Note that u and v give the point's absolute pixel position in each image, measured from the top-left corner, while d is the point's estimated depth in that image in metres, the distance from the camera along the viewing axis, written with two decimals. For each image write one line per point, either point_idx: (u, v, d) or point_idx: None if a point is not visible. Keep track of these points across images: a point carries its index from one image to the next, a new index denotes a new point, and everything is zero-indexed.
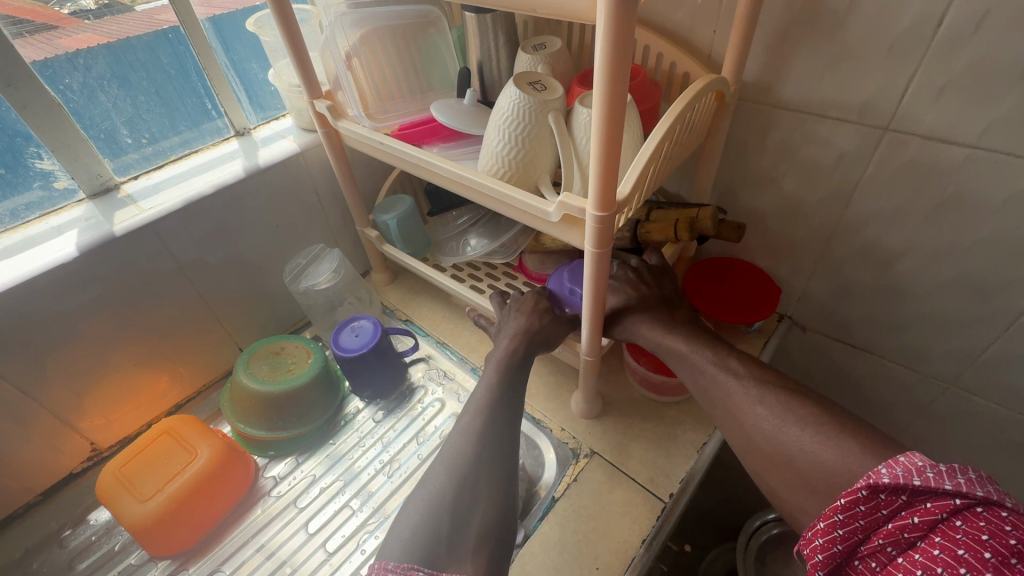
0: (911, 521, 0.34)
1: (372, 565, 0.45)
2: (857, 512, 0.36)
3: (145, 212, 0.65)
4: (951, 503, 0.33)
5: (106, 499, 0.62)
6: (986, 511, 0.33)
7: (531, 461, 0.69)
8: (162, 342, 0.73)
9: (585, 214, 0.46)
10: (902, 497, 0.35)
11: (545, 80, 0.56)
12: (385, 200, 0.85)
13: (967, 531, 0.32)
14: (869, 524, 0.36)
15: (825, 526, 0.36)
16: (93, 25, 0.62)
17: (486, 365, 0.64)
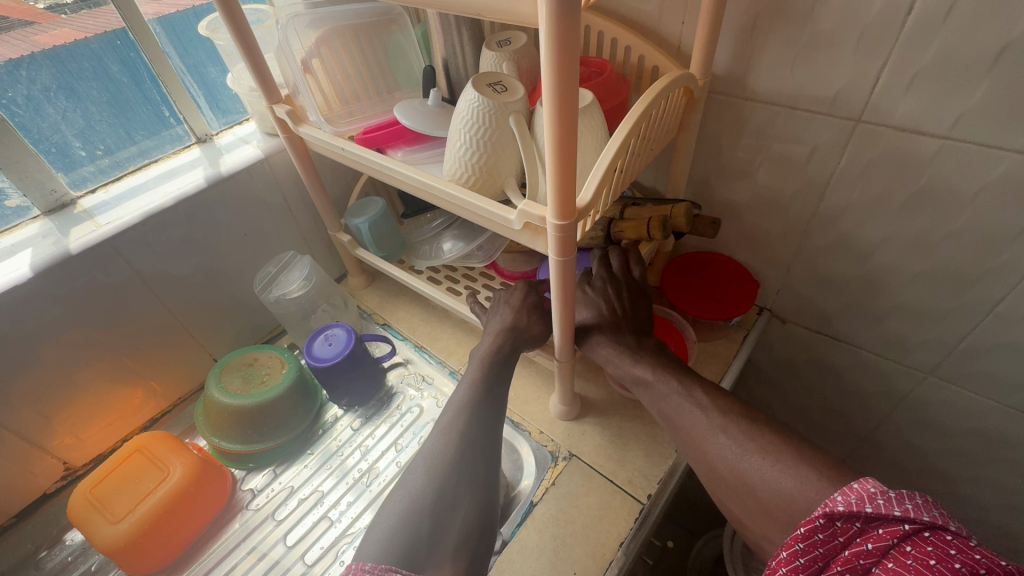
0: (865, 547, 0.35)
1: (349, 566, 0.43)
2: (816, 541, 0.36)
3: (102, 228, 0.63)
4: (901, 529, 0.34)
5: (78, 522, 0.61)
6: (933, 535, 0.33)
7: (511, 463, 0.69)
8: (131, 359, 0.71)
9: (546, 222, 0.45)
10: (856, 524, 0.36)
11: (505, 80, 0.55)
12: (356, 203, 0.83)
13: (916, 556, 0.33)
14: (827, 553, 0.36)
15: (787, 556, 0.36)
16: (69, 20, 0.62)
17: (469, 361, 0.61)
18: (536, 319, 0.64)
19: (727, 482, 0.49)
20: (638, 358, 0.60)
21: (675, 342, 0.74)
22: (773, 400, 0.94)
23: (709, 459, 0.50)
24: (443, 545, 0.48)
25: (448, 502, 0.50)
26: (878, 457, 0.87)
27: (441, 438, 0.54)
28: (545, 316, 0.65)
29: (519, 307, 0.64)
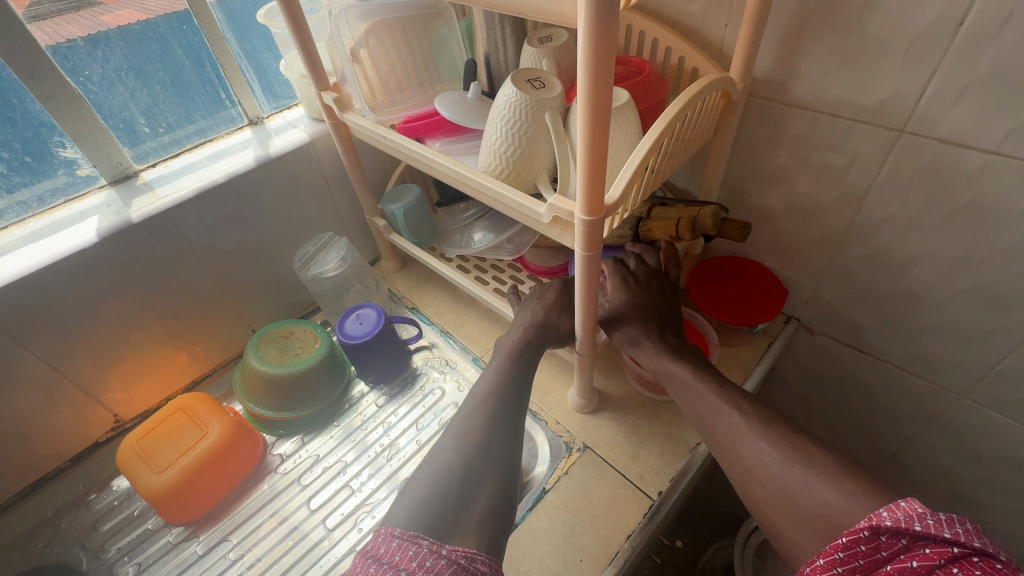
0: (910, 564, 0.35)
1: (379, 532, 0.46)
2: (857, 552, 0.36)
3: (161, 200, 0.68)
4: (950, 551, 0.34)
5: (125, 469, 0.66)
6: (982, 560, 0.33)
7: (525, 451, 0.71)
8: (178, 323, 0.76)
9: (574, 217, 0.46)
10: (902, 541, 0.36)
11: (544, 77, 0.56)
12: (393, 189, 0.86)
13: None
14: (868, 565, 0.36)
15: (825, 563, 0.36)
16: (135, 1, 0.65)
17: (497, 351, 0.64)
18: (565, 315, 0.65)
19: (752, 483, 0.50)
20: (663, 357, 0.60)
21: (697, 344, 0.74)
22: (795, 410, 0.93)
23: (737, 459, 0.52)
24: (469, 515, 0.50)
25: (477, 470, 0.53)
26: (902, 476, 0.85)
27: (468, 418, 0.57)
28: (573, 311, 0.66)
29: (547, 304, 0.65)
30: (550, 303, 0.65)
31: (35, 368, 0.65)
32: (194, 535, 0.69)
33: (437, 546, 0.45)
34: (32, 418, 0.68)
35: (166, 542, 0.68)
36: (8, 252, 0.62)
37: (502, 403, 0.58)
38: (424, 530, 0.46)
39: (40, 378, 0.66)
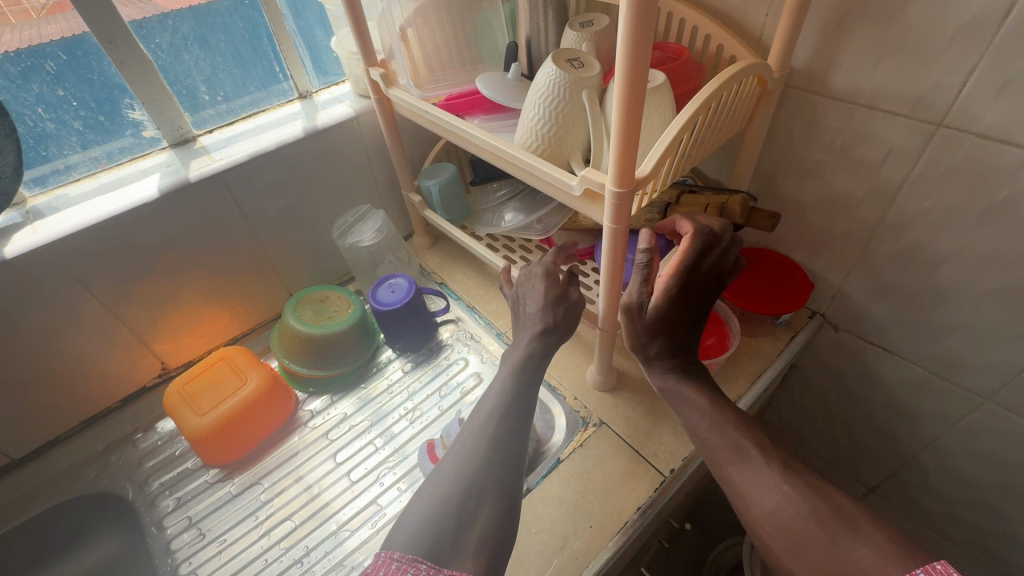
0: None
1: (378, 556, 0.46)
2: None
3: (217, 162, 0.73)
4: None
5: (171, 411, 0.72)
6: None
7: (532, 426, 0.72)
8: (224, 281, 0.81)
9: (605, 189, 0.48)
10: None
11: (583, 57, 0.58)
12: (430, 167, 0.89)
13: None
14: None
15: None
16: None
17: (500, 368, 0.62)
18: (562, 308, 0.64)
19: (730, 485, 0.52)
20: None
21: (716, 332, 0.74)
22: (815, 407, 0.92)
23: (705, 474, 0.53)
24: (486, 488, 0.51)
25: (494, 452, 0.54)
26: (920, 481, 0.84)
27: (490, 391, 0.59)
28: (572, 303, 0.65)
29: (542, 304, 0.64)
30: (539, 296, 0.65)
31: (97, 312, 0.71)
32: (228, 477, 0.73)
33: (435, 570, 0.45)
34: (89, 358, 0.73)
35: (204, 481, 0.73)
36: (79, 203, 0.67)
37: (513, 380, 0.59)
38: (423, 555, 0.45)
39: (101, 322, 0.72)
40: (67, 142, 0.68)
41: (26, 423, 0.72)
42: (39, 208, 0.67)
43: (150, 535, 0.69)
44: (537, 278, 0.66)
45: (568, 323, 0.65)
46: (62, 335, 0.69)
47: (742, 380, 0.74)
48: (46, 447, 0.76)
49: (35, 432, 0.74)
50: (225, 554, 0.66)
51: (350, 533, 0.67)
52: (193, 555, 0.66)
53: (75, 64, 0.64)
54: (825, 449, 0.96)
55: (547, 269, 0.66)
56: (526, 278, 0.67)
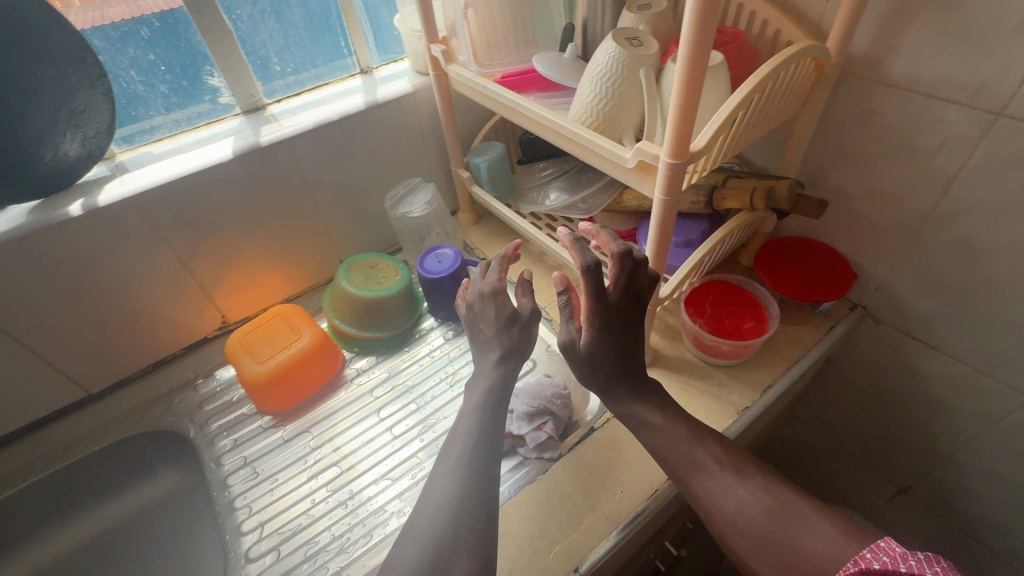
0: None
1: None
2: None
3: (285, 128, 0.77)
4: None
5: (232, 358, 0.77)
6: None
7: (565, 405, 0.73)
8: (283, 242, 0.86)
9: (659, 160, 0.51)
10: None
11: (642, 37, 0.60)
12: (479, 145, 0.92)
13: None
14: None
15: None
16: None
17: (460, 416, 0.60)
18: (516, 328, 0.65)
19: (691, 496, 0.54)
20: None
21: (755, 316, 0.74)
22: (850, 404, 0.92)
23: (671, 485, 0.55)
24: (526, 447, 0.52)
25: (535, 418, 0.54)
26: (955, 482, 0.83)
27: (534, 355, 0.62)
28: (524, 322, 0.65)
29: (496, 327, 0.64)
30: (491, 320, 0.65)
31: (170, 263, 0.77)
32: (279, 424, 0.78)
33: None
34: (161, 307, 0.79)
35: (258, 426, 0.78)
36: (161, 160, 0.73)
37: (485, 400, 0.60)
38: None
39: (173, 273, 0.78)
40: (153, 104, 0.74)
41: (103, 363, 0.79)
42: (126, 162, 0.73)
43: (208, 469, 0.74)
44: (487, 300, 0.66)
45: (525, 341, 0.65)
46: (140, 282, 0.75)
47: (778, 366, 0.74)
48: (117, 386, 0.82)
49: (109, 371, 0.80)
50: (276, 492, 0.71)
51: (390, 482, 0.70)
52: (247, 490, 0.71)
53: (166, 31, 0.69)
54: (858, 448, 0.96)
55: (495, 290, 0.66)
56: (476, 299, 0.67)
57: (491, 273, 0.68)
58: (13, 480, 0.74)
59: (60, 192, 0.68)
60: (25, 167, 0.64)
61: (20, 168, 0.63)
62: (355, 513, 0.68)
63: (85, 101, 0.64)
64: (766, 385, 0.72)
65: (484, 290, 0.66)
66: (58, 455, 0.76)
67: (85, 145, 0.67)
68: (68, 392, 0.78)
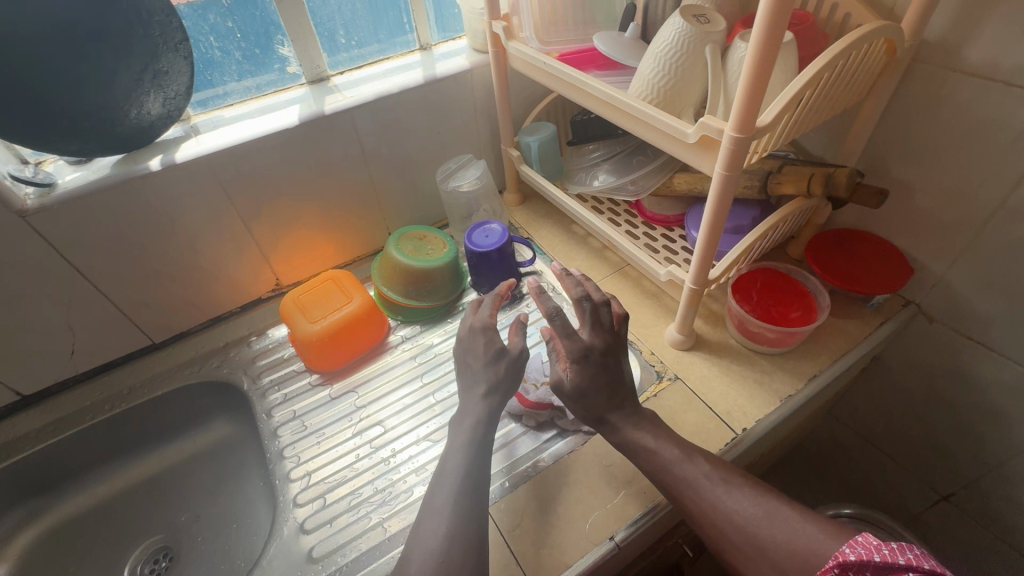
0: None
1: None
2: None
3: (347, 99, 0.80)
4: None
5: (286, 316, 0.81)
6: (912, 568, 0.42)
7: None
8: (338, 210, 0.89)
9: (722, 134, 0.51)
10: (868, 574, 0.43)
11: (709, 15, 0.61)
12: (530, 125, 0.94)
13: None
14: None
15: None
16: None
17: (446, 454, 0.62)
18: (502, 363, 0.66)
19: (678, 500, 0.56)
20: None
21: (803, 305, 0.73)
22: (894, 405, 0.90)
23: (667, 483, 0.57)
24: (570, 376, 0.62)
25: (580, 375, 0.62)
26: (1002, 494, 0.81)
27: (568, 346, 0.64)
28: (511, 359, 0.67)
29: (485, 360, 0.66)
30: (479, 354, 0.67)
31: (233, 223, 0.80)
32: (327, 383, 0.81)
33: None
34: (223, 265, 0.83)
35: (307, 383, 0.82)
36: (232, 123, 0.77)
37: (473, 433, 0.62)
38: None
39: (236, 233, 0.81)
40: (228, 70, 0.78)
41: (167, 315, 0.83)
42: (199, 124, 0.77)
43: (260, 420, 0.78)
44: (477, 333, 0.68)
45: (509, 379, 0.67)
46: (206, 239, 0.79)
47: (825, 357, 0.72)
48: (176, 338, 0.87)
49: (172, 323, 0.85)
50: (322, 445, 0.74)
51: (431, 444, 0.72)
52: (295, 442, 0.75)
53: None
54: (899, 452, 0.93)
55: (484, 325, 0.68)
56: (466, 332, 0.70)
57: (483, 309, 0.71)
58: (77, 419, 0.79)
59: (141, 147, 0.72)
60: (113, 122, 0.68)
61: (109, 122, 0.67)
62: (397, 470, 0.70)
63: (169, 62, 0.68)
64: (811, 375, 0.71)
65: (476, 323, 0.69)
66: (122, 398, 0.81)
67: (166, 105, 0.71)
68: (134, 340, 0.83)
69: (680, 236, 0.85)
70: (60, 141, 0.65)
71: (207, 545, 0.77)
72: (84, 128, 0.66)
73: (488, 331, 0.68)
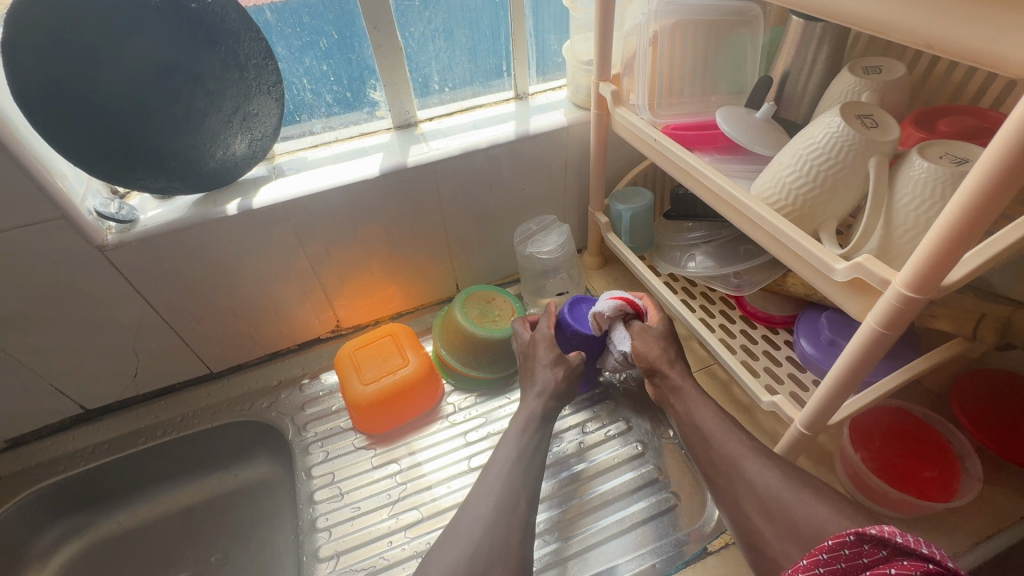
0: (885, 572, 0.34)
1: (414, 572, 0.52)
2: (839, 554, 0.35)
3: (433, 150, 0.75)
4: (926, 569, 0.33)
5: (340, 370, 0.77)
6: None
7: (668, 519, 0.66)
8: (406, 260, 0.85)
9: (888, 288, 0.39)
10: (883, 552, 0.35)
11: (878, 113, 0.49)
12: (624, 189, 0.85)
13: None
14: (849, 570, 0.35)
15: (806, 562, 0.36)
16: None
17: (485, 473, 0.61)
18: (561, 368, 0.68)
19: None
20: None
21: (941, 465, 0.59)
22: None
23: None
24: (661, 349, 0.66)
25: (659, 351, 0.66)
26: None
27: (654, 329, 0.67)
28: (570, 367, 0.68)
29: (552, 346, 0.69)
30: (539, 359, 0.69)
31: (303, 267, 0.78)
32: (371, 447, 0.77)
33: None
34: (286, 305, 0.81)
35: (351, 443, 0.77)
36: (313, 168, 0.74)
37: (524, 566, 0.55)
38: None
39: (303, 276, 0.79)
40: (317, 111, 0.75)
41: (227, 347, 0.82)
42: (283, 164, 0.74)
43: (298, 478, 0.74)
44: (537, 341, 0.70)
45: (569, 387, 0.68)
46: (272, 281, 0.77)
47: (964, 535, 0.57)
48: (233, 369, 0.86)
49: (231, 355, 0.84)
50: (356, 522, 0.69)
51: None
52: (330, 512, 0.70)
53: (342, 43, 0.70)
54: None
55: (542, 336, 0.70)
56: (528, 344, 0.71)
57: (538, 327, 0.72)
58: (131, 440, 0.79)
59: (222, 187, 0.70)
60: (198, 162, 0.66)
61: (195, 161, 0.66)
62: None
63: (259, 104, 0.66)
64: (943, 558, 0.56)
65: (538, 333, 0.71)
66: (175, 426, 0.80)
67: (251, 146, 0.69)
68: (194, 368, 0.82)
69: (786, 343, 0.72)
70: (146, 178, 0.64)
71: None
72: (171, 166, 0.64)
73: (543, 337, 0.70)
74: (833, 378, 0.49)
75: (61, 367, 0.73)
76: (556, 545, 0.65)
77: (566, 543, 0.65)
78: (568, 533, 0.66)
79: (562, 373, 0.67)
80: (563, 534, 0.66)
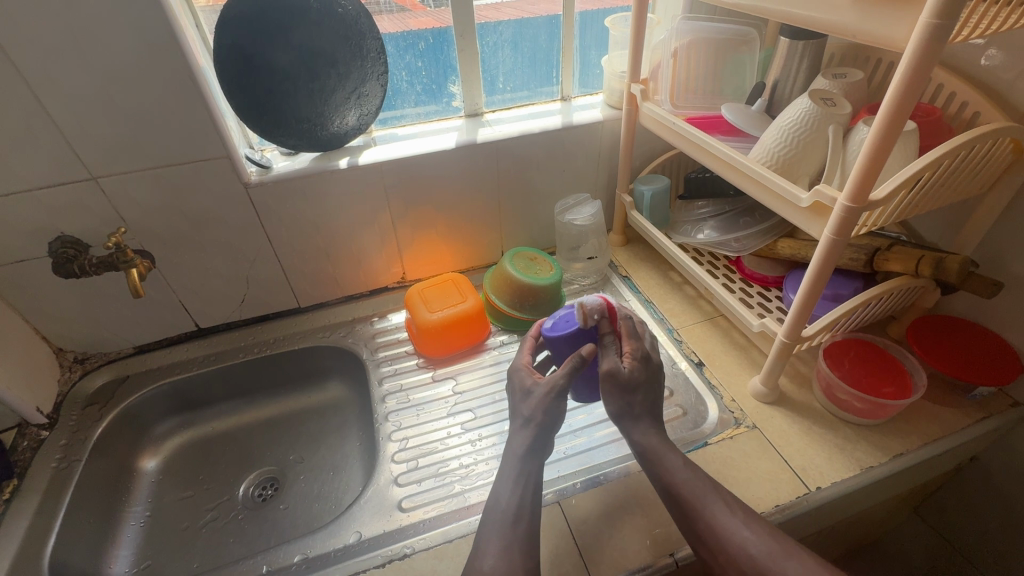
0: None
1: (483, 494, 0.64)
2: None
3: (496, 132, 0.95)
4: None
5: (411, 304, 0.94)
6: None
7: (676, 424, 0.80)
8: (465, 224, 1.03)
9: (835, 202, 0.56)
10: None
11: (836, 99, 0.69)
12: (646, 176, 1.03)
13: None
14: None
15: None
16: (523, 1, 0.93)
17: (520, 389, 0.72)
18: (533, 400, 0.69)
19: (731, 557, 0.58)
20: None
21: (896, 382, 0.74)
22: (990, 512, 0.84)
23: (717, 518, 0.60)
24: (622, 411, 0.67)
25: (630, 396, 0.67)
26: None
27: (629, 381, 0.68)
28: (542, 396, 0.68)
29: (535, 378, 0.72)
30: (518, 388, 0.72)
31: (385, 220, 0.97)
32: (430, 367, 0.93)
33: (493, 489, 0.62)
34: (367, 253, 1.00)
35: (414, 363, 0.94)
36: (402, 140, 0.94)
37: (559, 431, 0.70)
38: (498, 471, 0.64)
39: (384, 228, 0.98)
40: (408, 98, 0.96)
41: (315, 285, 1.00)
42: (378, 137, 0.95)
43: (371, 386, 0.91)
44: (519, 371, 0.74)
45: (549, 419, 0.67)
46: (360, 230, 0.96)
47: (914, 437, 0.72)
48: (314, 306, 1.04)
49: (316, 293, 1.02)
50: (420, 417, 0.85)
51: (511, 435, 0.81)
52: (398, 410, 0.86)
53: (435, 46, 0.91)
54: (991, 567, 0.87)
55: (522, 366, 0.74)
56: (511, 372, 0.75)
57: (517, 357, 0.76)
58: (232, 354, 0.96)
59: (334, 149, 0.90)
60: (321, 128, 0.86)
61: (319, 126, 0.86)
62: (480, 453, 0.79)
63: (370, 88, 0.87)
64: (896, 452, 0.70)
65: (524, 364, 0.74)
66: (266, 346, 0.98)
67: (359, 119, 0.89)
68: (286, 301, 1.00)
69: (776, 297, 0.88)
70: (283, 136, 0.85)
71: (307, 483, 0.90)
72: (301, 129, 0.85)
73: (527, 370, 0.74)
74: (808, 292, 0.65)
75: (190, 286, 0.91)
76: (580, 441, 0.80)
77: (584, 442, 0.80)
78: (585, 434, 0.81)
79: (537, 410, 0.68)
80: (587, 434, 0.81)
